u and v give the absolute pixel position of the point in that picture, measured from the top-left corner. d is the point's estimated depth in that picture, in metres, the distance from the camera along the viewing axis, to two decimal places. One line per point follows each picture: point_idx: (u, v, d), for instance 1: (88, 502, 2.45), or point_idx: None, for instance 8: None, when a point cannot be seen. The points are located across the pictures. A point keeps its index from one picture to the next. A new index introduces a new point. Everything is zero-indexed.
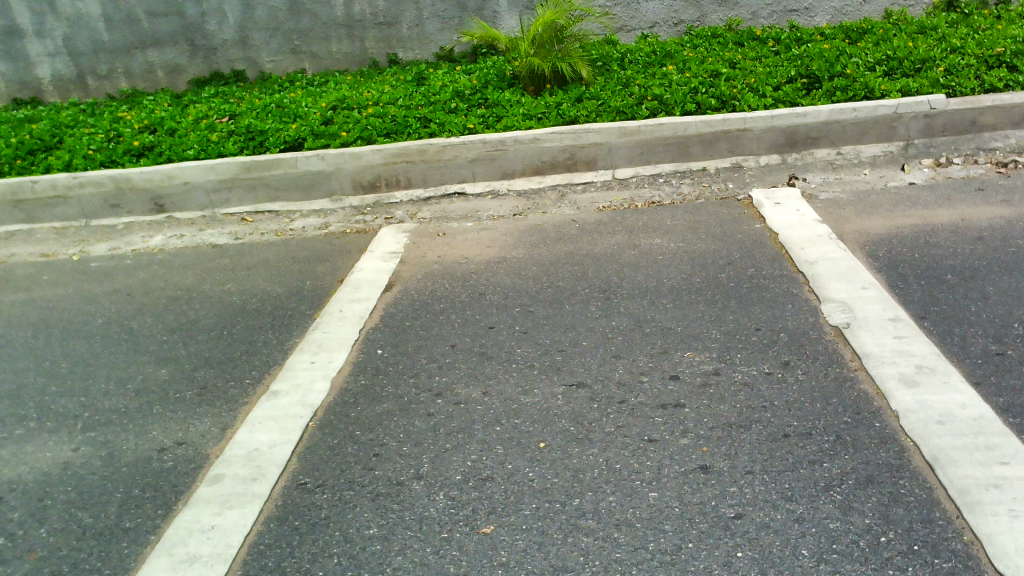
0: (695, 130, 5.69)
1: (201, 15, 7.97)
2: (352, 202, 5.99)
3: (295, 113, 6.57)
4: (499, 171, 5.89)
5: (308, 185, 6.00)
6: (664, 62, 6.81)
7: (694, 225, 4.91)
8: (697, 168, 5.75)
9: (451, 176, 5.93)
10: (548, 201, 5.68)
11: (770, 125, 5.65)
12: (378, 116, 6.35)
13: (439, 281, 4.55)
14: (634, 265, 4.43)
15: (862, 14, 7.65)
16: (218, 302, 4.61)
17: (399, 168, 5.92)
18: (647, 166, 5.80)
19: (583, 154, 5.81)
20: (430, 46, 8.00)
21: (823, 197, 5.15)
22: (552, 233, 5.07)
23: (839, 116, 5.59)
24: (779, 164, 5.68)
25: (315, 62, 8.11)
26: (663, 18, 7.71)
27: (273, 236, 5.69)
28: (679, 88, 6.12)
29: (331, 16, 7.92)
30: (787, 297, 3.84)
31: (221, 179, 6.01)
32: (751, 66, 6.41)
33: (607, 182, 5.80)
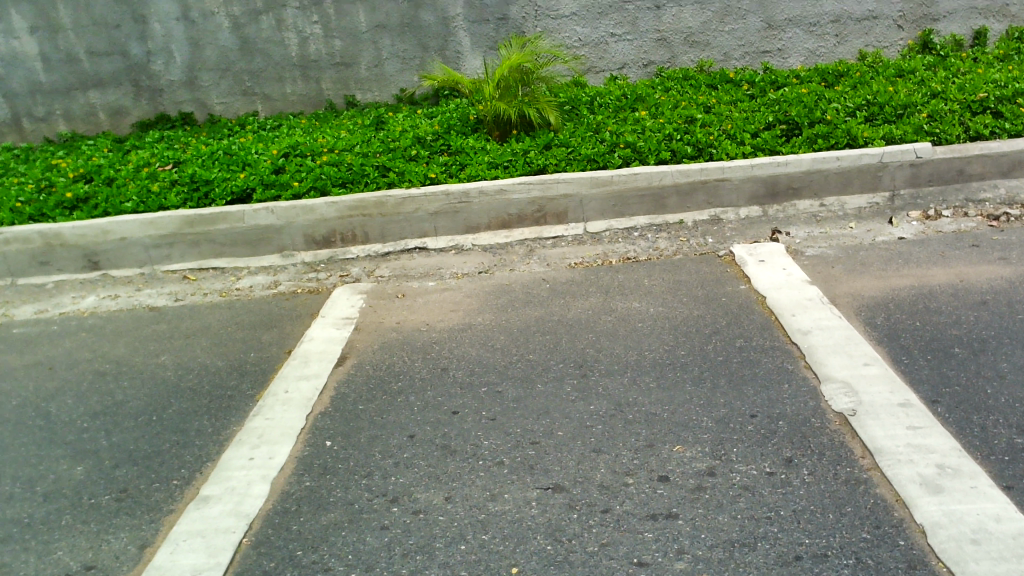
0: (671, 180, 5.37)
1: (145, 55, 7.53)
2: (305, 258, 5.55)
3: (244, 162, 6.13)
4: (462, 224, 5.51)
5: (256, 240, 5.56)
6: (635, 106, 6.51)
7: (673, 287, 4.55)
8: (674, 221, 5.41)
9: (411, 229, 5.53)
10: (515, 257, 5.29)
11: (750, 175, 5.34)
12: (333, 165, 5.95)
13: (397, 353, 4.12)
14: (611, 334, 4.04)
15: (836, 55, 7.44)
16: (150, 379, 4.13)
17: (356, 222, 5.51)
18: (621, 219, 5.45)
19: (552, 207, 5.46)
20: (390, 88, 7.64)
21: (808, 253, 4.83)
22: (521, 295, 4.68)
23: (822, 166, 5.30)
24: (760, 216, 5.36)
25: (268, 104, 7.70)
26: (633, 59, 7.46)
27: (217, 297, 5.22)
28: (653, 134, 5.81)
29: (285, 56, 7.53)
30: (782, 374, 3.48)
31: (162, 234, 5.56)
32: (726, 111, 6.13)
33: (578, 235, 5.44)
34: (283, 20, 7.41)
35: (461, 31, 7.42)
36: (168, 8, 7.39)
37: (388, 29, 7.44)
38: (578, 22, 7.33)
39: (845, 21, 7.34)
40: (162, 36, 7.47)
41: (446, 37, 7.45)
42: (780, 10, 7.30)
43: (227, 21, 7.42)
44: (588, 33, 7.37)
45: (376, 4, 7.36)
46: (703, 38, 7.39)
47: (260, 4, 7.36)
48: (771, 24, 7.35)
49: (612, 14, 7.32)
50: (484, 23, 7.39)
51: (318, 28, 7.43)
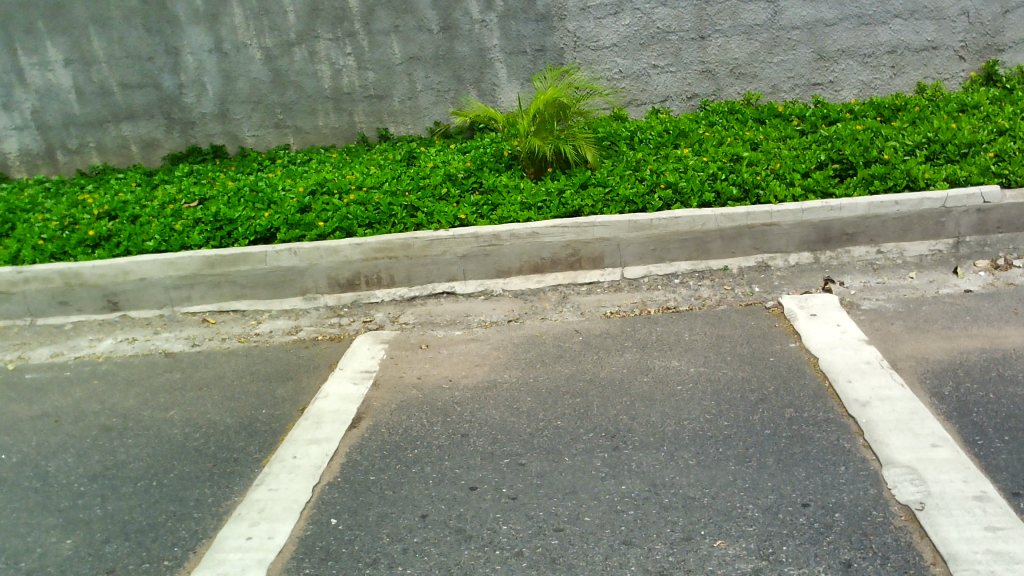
0: (715, 224, 5.03)
1: (178, 88, 7.44)
2: (327, 301, 5.32)
3: (270, 199, 5.94)
4: (492, 268, 5.23)
5: (278, 282, 5.35)
6: (677, 142, 6.19)
7: (717, 344, 4.20)
8: (718, 268, 5.07)
9: (439, 273, 5.27)
10: (547, 304, 5.00)
11: (800, 220, 4.99)
12: (361, 204, 5.73)
13: (415, 415, 3.83)
14: (648, 399, 3.70)
15: (892, 88, 7.05)
16: (155, 436, 3.90)
17: (381, 265, 5.27)
18: (660, 264, 5.13)
19: (587, 250, 5.16)
20: (424, 121, 7.43)
21: (865, 306, 4.45)
22: (552, 349, 4.37)
23: (879, 211, 4.93)
24: (812, 263, 4.99)
25: (300, 137, 7.55)
26: (676, 91, 7.15)
27: (235, 343, 5.01)
28: (695, 174, 5.48)
29: (318, 88, 7.38)
30: (837, 453, 3.12)
31: (182, 275, 5.38)
32: (775, 150, 5.78)
33: (615, 281, 5.12)
34: (316, 52, 7.26)
35: (498, 63, 7.20)
36: (202, 40, 7.29)
37: (422, 61, 7.24)
38: (618, 53, 7.06)
39: (902, 52, 6.95)
40: (195, 68, 7.37)
41: (482, 68, 7.22)
42: (832, 41, 6.94)
43: (260, 53, 7.30)
44: (629, 65, 7.09)
45: (411, 35, 7.17)
46: (750, 70, 7.06)
47: (293, 36, 7.23)
48: (823, 55, 6.98)
49: (654, 45, 7.03)
50: (521, 55, 7.15)
51: (351, 60, 7.27)
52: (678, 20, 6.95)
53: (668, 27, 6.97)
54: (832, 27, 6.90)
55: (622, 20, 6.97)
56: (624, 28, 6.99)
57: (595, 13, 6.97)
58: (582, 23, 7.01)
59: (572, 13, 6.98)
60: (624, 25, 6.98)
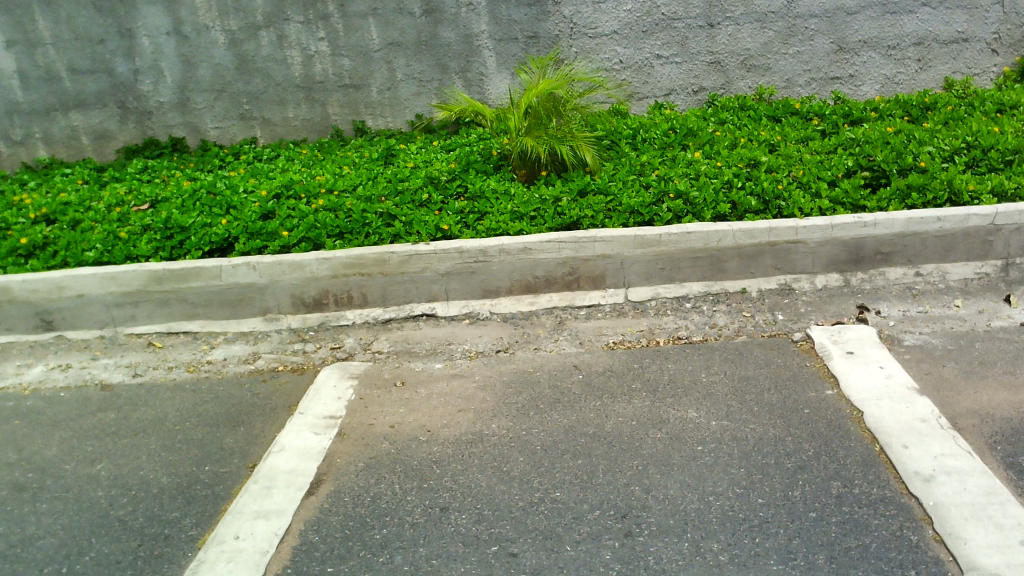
0: (732, 241, 4.43)
1: (133, 74, 6.75)
2: (291, 323, 4.69)
3: (228, 204, 5.28)
4: (478, 287, 4.61)
5: (235, 301, 4.71)
6: (685, 143, 5.57)
7: (741, 389, 3.60)
8: (734, 290, 4.47)
9: (417, 292, 4.64)
10: (541, 331, 4.38)
11: (828, 237, 4.40)
12: (331, 212, 5.08)
13: (385, 478, 3.20)
14: (664, 464, 3.10)
15: (918, 83, 6.46)
16: (75, 501, 3.26)
17: (352, 283, 4.64)
18: (669, 285, 4.52)
19: (587, 269, 4.55)
20: (405, 113, 6.77)
21: (907, 342, 3.86)
22: (548, 391, 3.76)
23: (919, 228, 4.35)
24: (842, 286, 4.40)
25: (268, 129, 6.87)
26: (682, 84, 6.52)
27: (182, 374, 4.36)
28: (707, 181, 4.87)
29: (287, 76, 6.70)
30: (903, 550, 2.54)
31: (125, 291, 4.73)
32: (796, 154, 5.17)
33: (619, 304, 4.51)
34: (285, 36, 6.58)
35: (486, 51, 6.54)
36: (158, 21, 6.60)
37: (403, 47, 6.57)
38: (619, 41, 6.43)
39: (929, 44, 6.35)
40: (151, 53, 6.68)
41: (469, 56, 6.56)
42: (853, 31, 6.33)
43: (223, 37, 6.61)
44: (631, 54, 6.46)
45: (390, 19, 6.49)
46: (764, 62, 6.44)
47: (260, 18, 6.54)
48: (842, 46, 6.37)
49: (658, 33, 6.39)
50: (511, 42, 6.50)
51: (324, 45, 6.59)
52: (685, 6, 6.31)
53: (674, 13, 6.34)
54: (854, 15, 6.28)
55: (623, 5, 6.33)
56: (625, 14, 6.35)
57: None
58: (580, 7, 6.35)
59: None
60: (626, 10, 6.34)
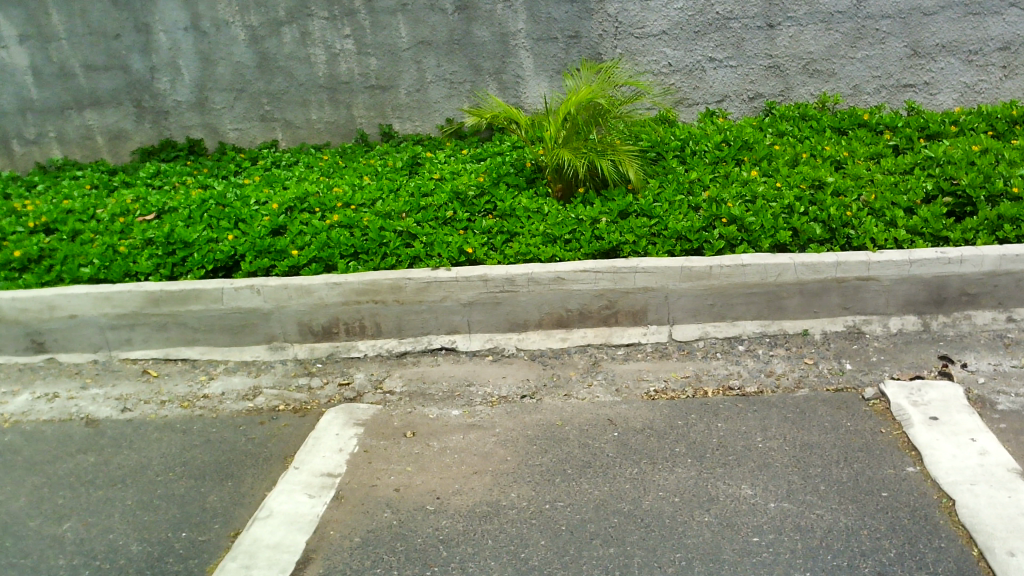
0: (792, 276, 3.89)
1: (149, 71, 6.38)
2: (298, 353, 4.26)
3: (237, 217, 4.87)
4: (504, 319, 4.13)
5: (237, 327, 4.30)
6: (740, 158, 5.02)
7: (804, 460, 3.06)
8: (794, 331, 3.93)
9: (437, 323, 4.18)
10: (573, 373, 3.89)
11: (905, 275, 3.84)
12: (347, 230, 4.64)
13: (383, 560, 2.75)
14: (713, 560, 2.60)
15: (1001, 92, 5.84)
16: (32, 571, 2.86)
17: (365, 311, 4.19)
18: (720, 324, 4.00)
19: (626, 303, 4.04)
20: (434, 116, 6.29)
21: (1002, 408, 3.29)
22: (578, 451, 3.27)
23: (1013, 266, 3.79)
24: (920, 331, 3.84)
25: (290, 132, 6.46)
26: (736, 90, 5.95)
27: (175, 410, 3.95)
28: (764, 204, 4.33)
29: (311, 76, 6.27)
30: None
31: (120, 313, 4.34)
32: (866, 174, 4.59)
33: (662, 344, 4.00)
34: (308, 33, 6.15)
35: (523, 51, 6.04)
36: (176, 16, 6.22)
37: (434, 46, 6.10)
38: (668, 42, 5.88)
39: (1016, 49, 5.73)
40: (169, 49, 6.30)
41: (505, 57, 6.07)
42: (930, 33, 5.71)
43: (243, 33, 6.21)
44: (680, 57, 5.91)
45: (420, 15, 6.03)
46: (828, 67, 5.84)
47: (283, 13, 6.13)
48: (917, 51, 5.75)
49: (712, 33, 5.83)
50: (550, 42, 5.99)
51: (350, 43, 6.15)
52: (742, 4, 5.74)
53: (730, 12, 5.77)
54: (931, 16, 5.67)
55: (674, 3, 5.79)
56: (675, 13, 5.81)
57: None
58: (626, 5, 5.82)
59: None
60: (676, 8, 5.80)
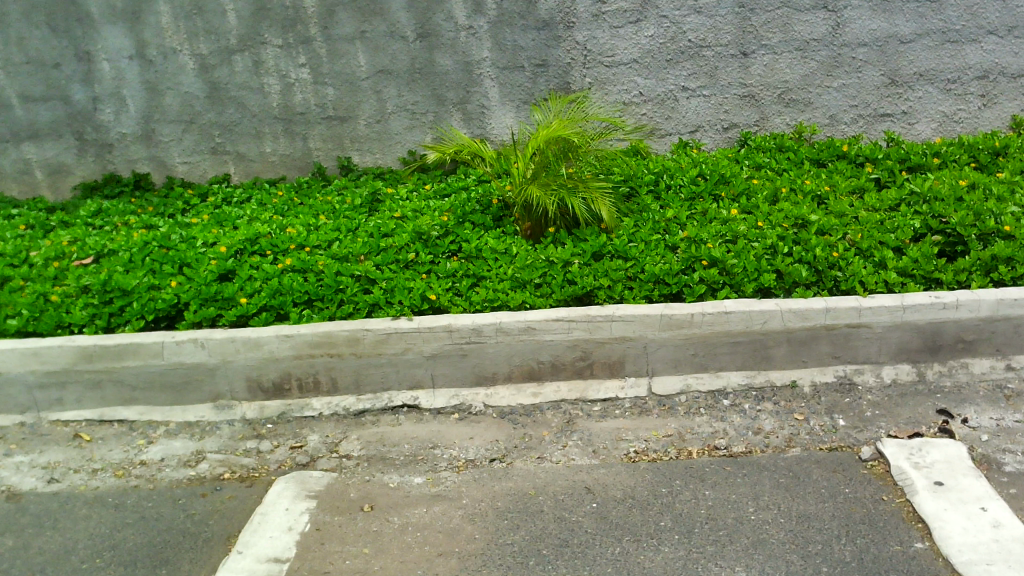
0: (779, 323, 3.64)
1: (91, 102, 6.01)
2: (246, 412, 3.91)
3: (182, 261, 4.52)
4: (471, 372, 3.82)
5: (179, 385, 3.94)
6: (717, 193, 4.78)
7: (803, 536, 2.79)
8: (782, 383, 3.67)
9: (398, 377, 3.86)
10: (546, 432, 3.58)
11: (898, 321, 3.61)
12: (300, 275, 4.32)
13: None
14: None
15: (980, 121, 5.71)
16: None
17: (319, 365, 3.86)
18: (702, 375, 3.73)
19: (602, 354, 3.75)
20: (396, 148, 6.00)
21: (1010, 469, 3.04)
22: (555, 526, 2.96)
23: (1011, 311, 3.58)
24: (915, 382, 3.61)
25: (243, 165, 6.12)
26: (710, 120, 5.75)
27: (108, 480, 3.57)
28: (745, 244, 4.09)
29: (264, 106, 5.95)
30: None
31: (50, 371, 3.95)
32: (850, 210, 4.37)
33: (641, 398, 3.71)
34: (262, 62, 5.83)
35: (488, 80, 5.77)
36: (120, 44, 5.86)
37: (395, 75, 5.81)
38: (639, 71, 5.66)
39: (994, 77, 5.61)
40: (112, 79, 5.94)
41: (469, 86, 5.80)
42: (907, 62, 5.56)
43: (192, 62, 5.87)
44: (652, 86, 5.69)
45: (380, 43, 5.74)
46: (804, 96, 5.66)
47: (234, 41, 5.80)
48: (895, 80, 5.61)
49: (684, 62, 5.62)
50: (517, 71, 5.73)
51: (306, 72, 5.84)
52: (715, 31, 5.54)
53: (703, 40, 5.56)
54: (908, 44, 5.52)
55: (644, 30, 5.57)
56: (646, 40, 5.59)
57: (610, 21, 5.56)
58: (595, 32, 5.59)
59: (582, 19, 5.56)
60: (647, 36, 5.58)
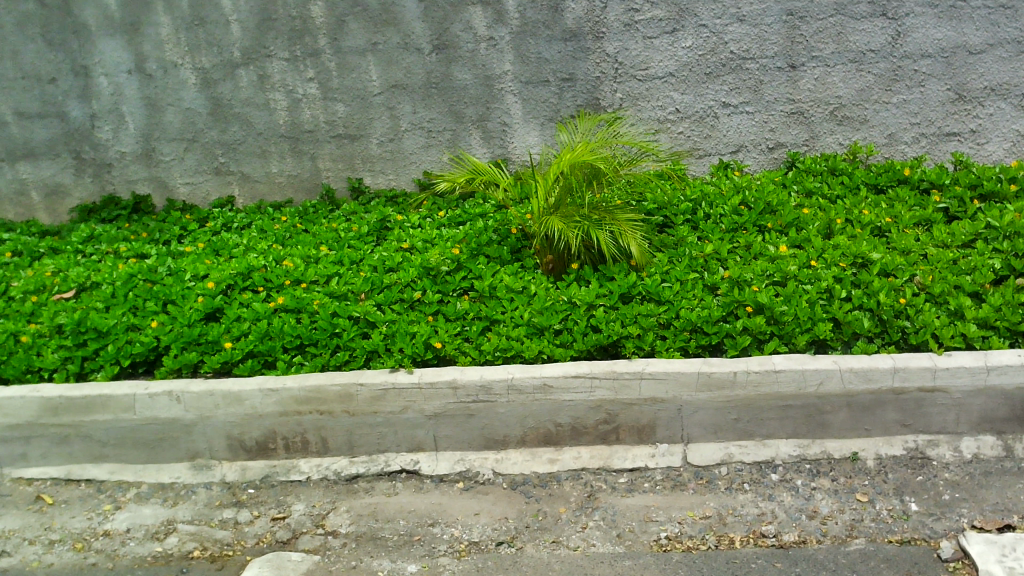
0: (837, 385, 3.11)
1: (89, 119, 5.65)
2: (226, 474, 3.47)
3: (167, 297, 4.11)
4: (479, 434, 3.34)
5: (153, 441, 3.52)
6: (762, 224, 4.26)
7: None
8: (841, 454, 3.13)
9: (396, 438, 3.39)
10: (563, 509, 3.08)
11: (980, 385, 3.07)
12: (293, 316, 3.87)
13: None
14: None
15: None
16: None
17: (308, 423, 3.41)
18: (747, 443, 3.21)
19: (630, 417, 3.25)
20: (411, 169, 5.55)
21: None
22: None
23: None
24: (1000, 457, 3.05)
25: (248, 186, 5.72)
26: (753, 139, 5.22)
27: (64, 554, 3.14)
28: (797, 287, 3.55)
29: (270, 124, 5.54)
30: None
31: (11, 424, 3.54)
32: (916, 247, 3.82)
33: (674, 469, 3.20)
34: (267, 76, 5.43)
35: (510, 96, 5.30)
36: (118, 57, 5.49)
37: (409, 90, 5.36)
38: (675, 86, 5.15)
39: None
40: (110, 94, 5.57)
41: (490, 102, 5.33)
42: (977, 75, 4.99)
43: (194, 77, 5.49)
44: (690, 102, 5.18)
45: (393, 55, 5.29)
46: (860, 113, 5.11)
47: (238, 54, 5.41)
48: (963, 95, 5.03)
49: (725, 75, 5.10)
50: (541, 85, 5.25)
51: (314, 87, 5.42)
52: (761, 42, 5.01)
53: (746, 51, 5.04)
54: (978, 55, 4.95)
55: (682, 41, 5.06)
56: (684, 52, 5.08)
57: (644, 30, 5.06)
58: (627, 43, 5.09)
59: (613, 29, 5.07)
60: (685, 47, 5.07)
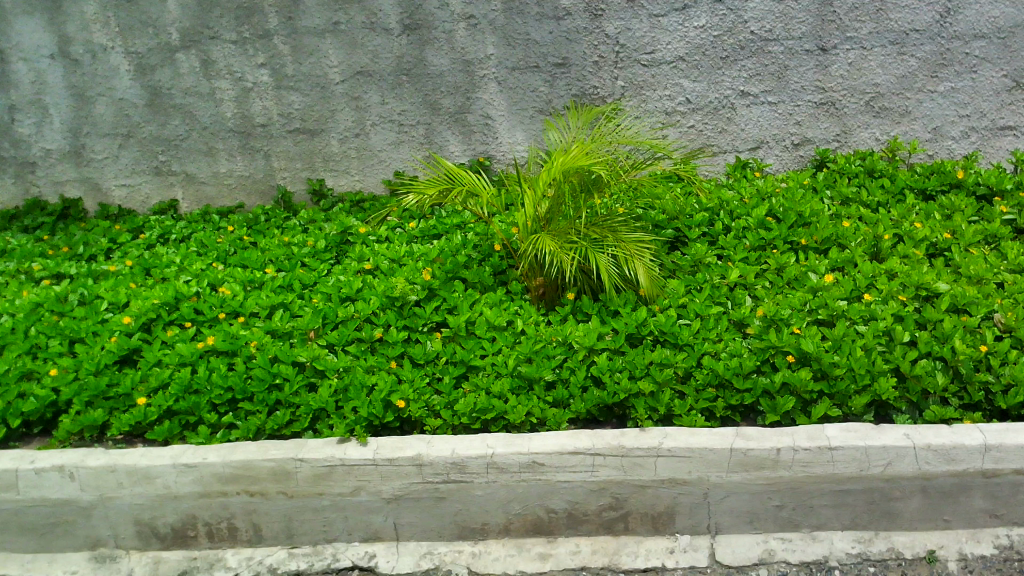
0: (911, 466, 2.43)
1: (7, 111, 4.87)
2: (133, 569, 2.75)
3: (74, 334, 3.37)
4: (451, 521, 2.65)
5: (43, 527, 2.79)
6: (795, 240, 3.56)
7: None
8: (913, 553, 2.45)
9: (348, 525, 2.69)
10: None
11: None
12: (225, 361, 3.15)
13: None
14: None
15: None
16: None
17: (236, 506, 2.70)
18: (791, 536, 2.53)
19: (643, 502, 2.56)
20: (380, 169, 4.82)
21: None
22: None
23: None
24: None
25: (194, 189, 4.97)
26: (776, 133, 4.51)
27: None
28: (849, 328, 2.85)
29: (217, 117, 4.78)
30: None
31: None
32: (988, 272, 3.13)
33: (699, 571, 2.50)
34: (211, 62, 4.67)
35: (494, 83, 4.56)
36: (37, 40, 4.71)
37: (376, 78, 4.61)
38: (685, 72, 4.42)
39: None
40: (31, 83, 4.80)
41: (470, 91, 4.59)
42: None
43: (127, 62, 4.71)
44: (702, 91, 4.45)
45: (357, 37, 4.53)
46: (900, 104, 4.41)
47: (176, 36, 4.64)
48: (1020, 82, 4.34)
49: (744, 60, 4.37)
50: (530, 71, 4.51)
51: (266, 74, 4.66)
52: (786, 21, 4.28)
53: (769, 31, 4.31)
54: None
55: (695, 19, 4.32)
56: (697, 32, 4.34)
57: (649, 7, 4.32)
58: (630, 22, 4.35)
59: (614, 5, 4.32)
60: (698, 27, 4.33)
